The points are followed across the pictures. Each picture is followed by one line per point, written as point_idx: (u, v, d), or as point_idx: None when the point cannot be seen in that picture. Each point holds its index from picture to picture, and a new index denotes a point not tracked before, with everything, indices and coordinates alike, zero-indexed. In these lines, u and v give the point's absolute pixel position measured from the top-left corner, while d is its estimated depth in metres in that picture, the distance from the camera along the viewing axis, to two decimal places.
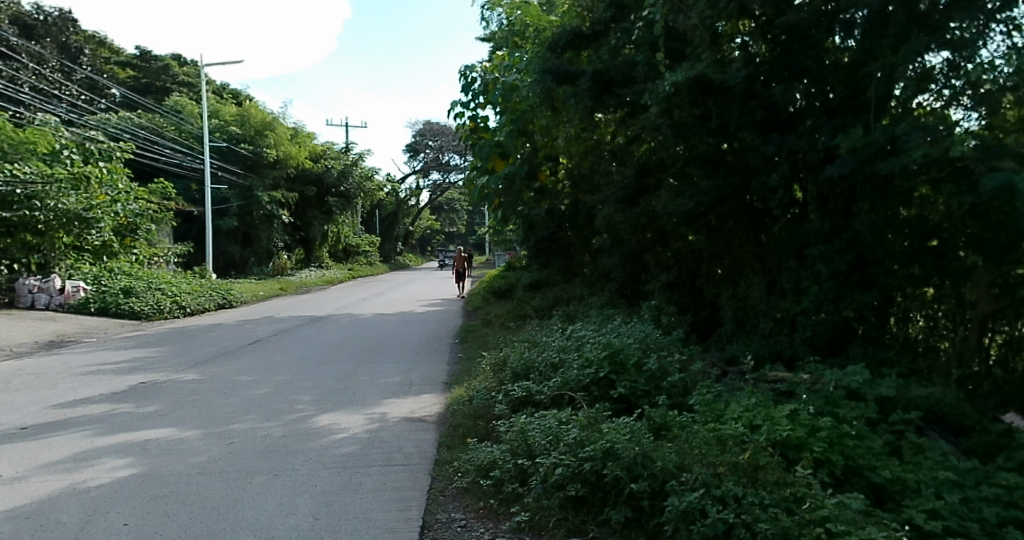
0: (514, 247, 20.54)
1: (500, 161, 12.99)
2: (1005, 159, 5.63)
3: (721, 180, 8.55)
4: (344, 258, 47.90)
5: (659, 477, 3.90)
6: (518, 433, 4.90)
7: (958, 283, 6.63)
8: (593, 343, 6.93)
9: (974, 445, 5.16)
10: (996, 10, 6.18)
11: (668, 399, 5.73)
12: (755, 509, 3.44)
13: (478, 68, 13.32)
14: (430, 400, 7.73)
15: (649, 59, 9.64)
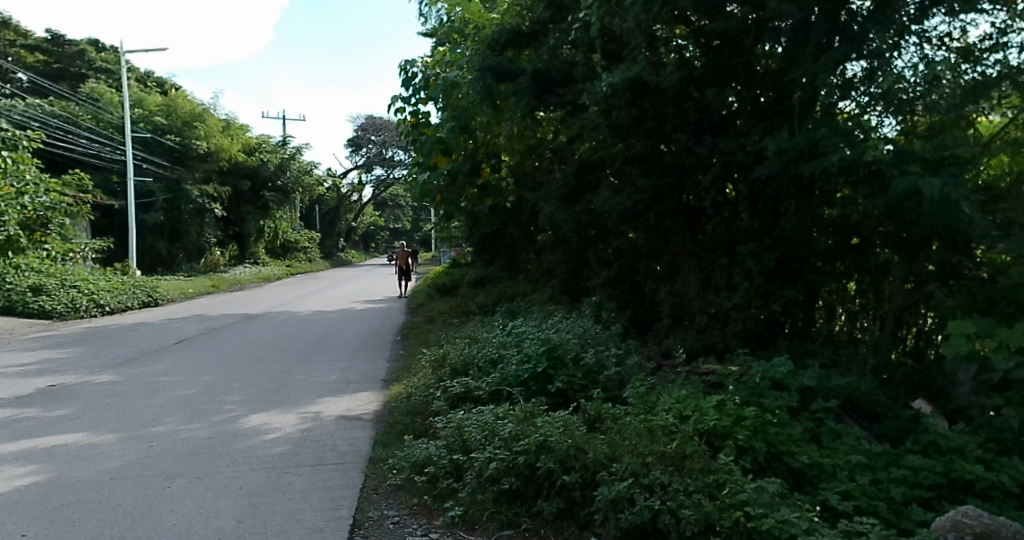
0: (460, 243, 20.54)
1: (443, 158, 12.91)
2: (914, 162, 5.95)
3: (657, 179, 8.69)
4: (282, 255, 46.96)
5: (591, 468, 4.02)
6: (454, 428, 4.99)
7: (878, 279, 7.04)
8: (532, 339, 7.06)
9: (885, 430, 5.45)
10: (910, 23, 6.51)
11: (604, 392, 5.89)
12: (680, 496, 3.59)
13: (419, 62, 13.33)
14: (368, 398, 7.73)
15: (587, 60, 9.86)
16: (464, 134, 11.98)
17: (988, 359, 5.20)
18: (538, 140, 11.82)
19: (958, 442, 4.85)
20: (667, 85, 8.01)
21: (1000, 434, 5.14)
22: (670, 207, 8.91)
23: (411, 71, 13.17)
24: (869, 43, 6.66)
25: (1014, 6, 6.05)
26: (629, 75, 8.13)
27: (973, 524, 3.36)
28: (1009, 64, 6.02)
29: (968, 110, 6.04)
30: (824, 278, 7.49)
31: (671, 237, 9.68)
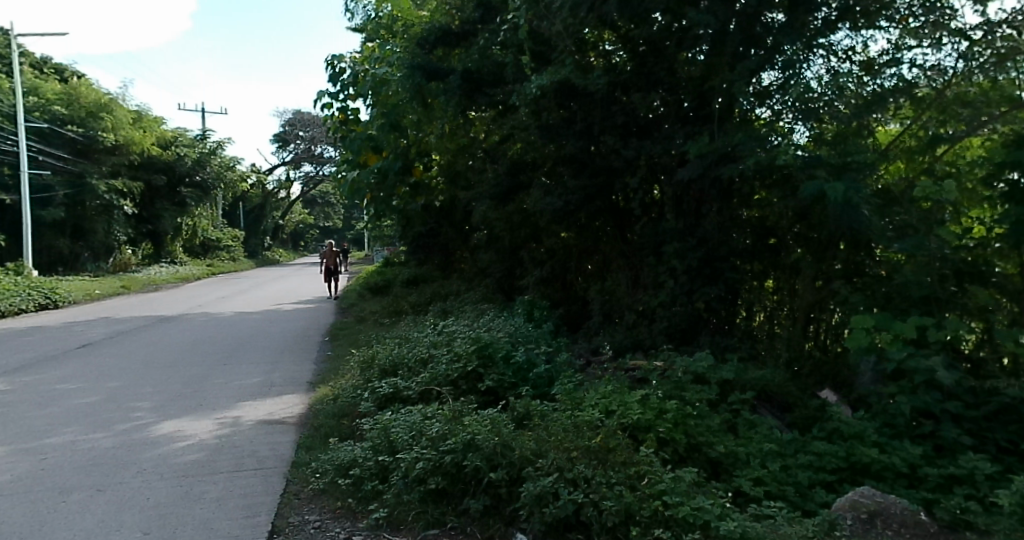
0: (393, 242, 20.38)
1: (371, 155, 12.94)
2: (820, 168, 6.32)
3: (587, 180, 8.86)
4: (202, 254, 45.50)
5: (517, 465, 4.13)
6: (381, 430, 5.02)
7: (791, 277, 7.42)
8: (463, 338, 7.14)
9: (796, 419, 5.74)
10: (816, 37, 6.98)
11: (533, 389, 6.03)
12: (602, 489, 3.73)
13: (347, 58, 13.22)
14: (293, 401, 7.67)
15: (516, 61, 9.95)
16: (394, 133, 11.96)
17: (884, 351, 5.60)
18: (471, 139, 11.92)
19: (857, 427, 5.15)
20: (594, 88, 8.22)
21: (894, 419, 5.45)
22: (599, 207, 9.13)
23: (338, 67, 13.10)
24: (783, 54, 7.03)
25: (907, 23, 6.62)
26: (557, 78, 8.30)
27: (868, 502, 3.79)
28: (904, 78, 6.55)
29: (870, 119, 6.50)
30: (743, 277, 7.83)
31: (601, 238, 9.93)
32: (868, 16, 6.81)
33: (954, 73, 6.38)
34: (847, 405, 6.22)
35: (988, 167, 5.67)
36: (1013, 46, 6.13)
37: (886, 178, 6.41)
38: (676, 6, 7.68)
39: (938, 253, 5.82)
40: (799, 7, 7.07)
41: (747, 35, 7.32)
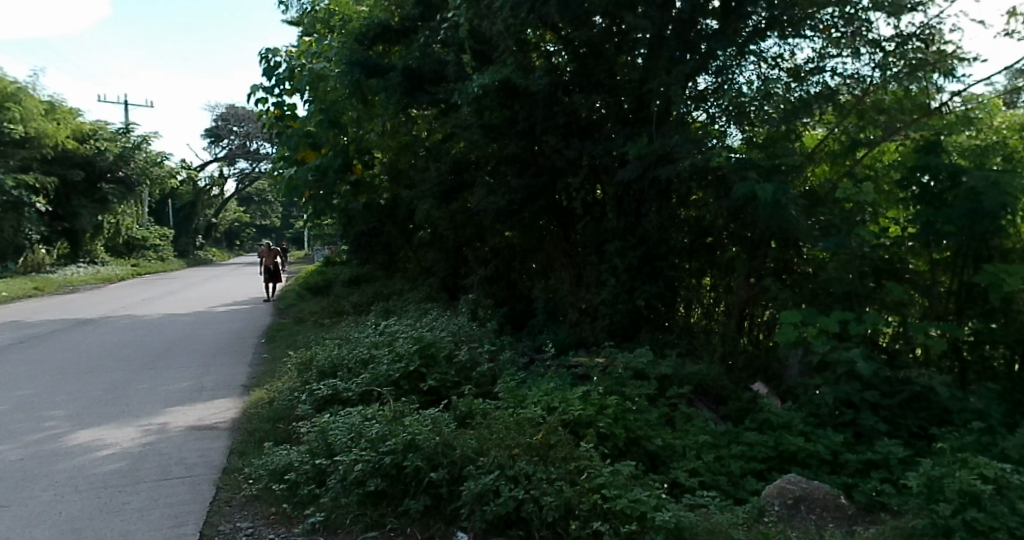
0: (332, 240, 20.14)
1: (309, 152, 12.85)
2: (752, 169, 6.60)
3: (530, 180, 8.96)
4: (126, 254, 43.83)
5: (458, 463, 4.20)
6: (319, 433, 5.00)
7: (726, 274, 7.68)
8: (405, 338, 7.16)
9: (730, 410, 5.94)
10: (747, 44, 7.33)
11: (476, 388, 6.10)
12: (542, 485, 3.80)
13: (283, 52, 13.05)
14: (226, 405, 7.55)
15: (457, 60, 9.87)
16: (331, 130, 12.08)
17: (810, 344, 5.96)
18: (412, 137, 11.89)
19: (786, 417, 5.37)
20: (536, 88, 8.26)
21: (818, 409, 5.67)
22: (542, 207, 9.24)
23: (274, 61, 12.94)
24: (716, 60, 7.35)
25: (829, 34, 7.08)
26: (498, 77, 8.35)
27: (794, 489, 4.11)
28: (828, 85, 6.97)
29: (797, 124, 6.89)
30: (681, 274, 8.04)
31: (544, 237, 10.05)
32: (794, 25, 7.16)
33: (871, 83, 6.87)
34: (777, 396, 6.41)
35: (903, 170, 6.18)
36: (923, 59, 6.69)
37: (813, 181, 6.79)
38: (614, 10, 7.85)
39: (858, 251, 6.26)
40: (731, 15, 7.39)
41: (681, 41, 7.54)
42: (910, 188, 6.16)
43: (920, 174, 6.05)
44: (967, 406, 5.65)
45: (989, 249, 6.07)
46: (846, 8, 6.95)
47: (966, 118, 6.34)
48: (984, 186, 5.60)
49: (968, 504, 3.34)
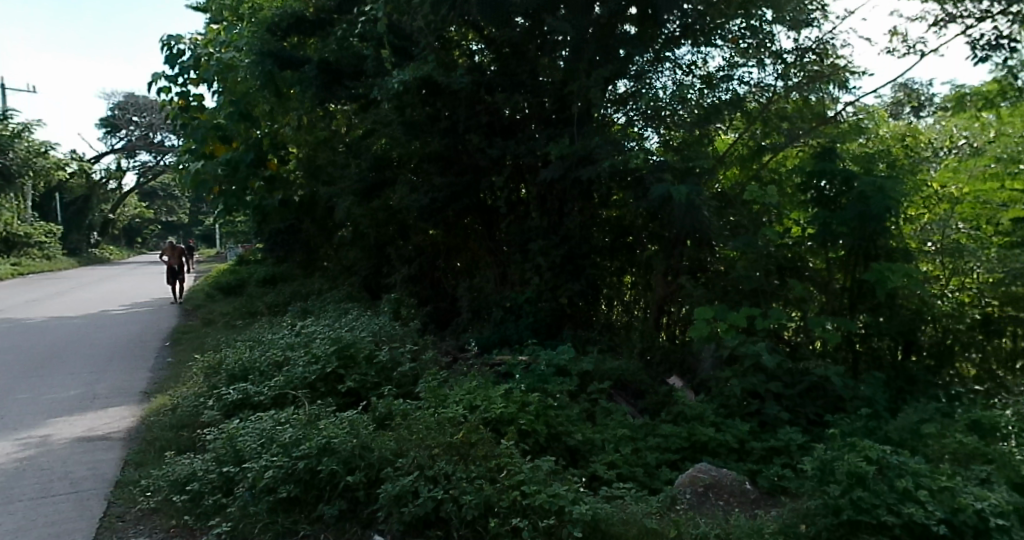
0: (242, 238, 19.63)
1: (220, 146, 12.84)
2: (666, 172, 6.98)
3: (453, 178, 8.98)
4: (9, 252, 41.13)
5: (376, 466, 4.21)
6: (226, 440, 4.85)
7: (645, 272, 7.93)
8: (321, 339, 7.08)
9: (648, 403, 6.16)
10: (662, 51, 7.62)
11: (397, 389, 6.10)
12: (461, 483, 3.87)
13: (187, 39, 12.67)
14: (120, 414, 7.21)
15: (377, 53, 9.75)
16: (244, 122, 12.16)
17: (722, 338, 6.28)
18: (331, 133, 11.72)
19: (699, 409, 5.59)
20: (458, 86, 8.29)
21: (727, 400, 5.94)
22: (465, 206, 9.28)
23: (177, 48, 12.60)
24: (635, 63, 7.62)
25: (737, 44, 7.39)
26: (420, 74, 8.35)
27: (705, 477, 4.37)
28: (737, 93, 7.31)
29: (711, 129, 7.28)
30: (602, 272, 8.25)
31: (469, 236, 10.11)
32: (706, 33, 7.48)
33: (776, 92, 7.30)
34: (691, 389, 6.64)
35: (803, 174, 6.62)
36: (819, 71, 7.20)
37: (724, 184, 7.25)
38: (535, 12, 7.95)
39: (764, 250, 6.66)
40: (647, 22, 7.73)
41: (600, 45, 7.84)
42: (807, 191, 6.63)
43: (817, 179, 6.51)
44: (857, 393, 6.00)
45: (879, 247, 6.48)
46: (752, 20, 7.33)
47: (858, 128, 6.92)
48: (872, 190, 6.12)
49: (854, 484, 3.54)
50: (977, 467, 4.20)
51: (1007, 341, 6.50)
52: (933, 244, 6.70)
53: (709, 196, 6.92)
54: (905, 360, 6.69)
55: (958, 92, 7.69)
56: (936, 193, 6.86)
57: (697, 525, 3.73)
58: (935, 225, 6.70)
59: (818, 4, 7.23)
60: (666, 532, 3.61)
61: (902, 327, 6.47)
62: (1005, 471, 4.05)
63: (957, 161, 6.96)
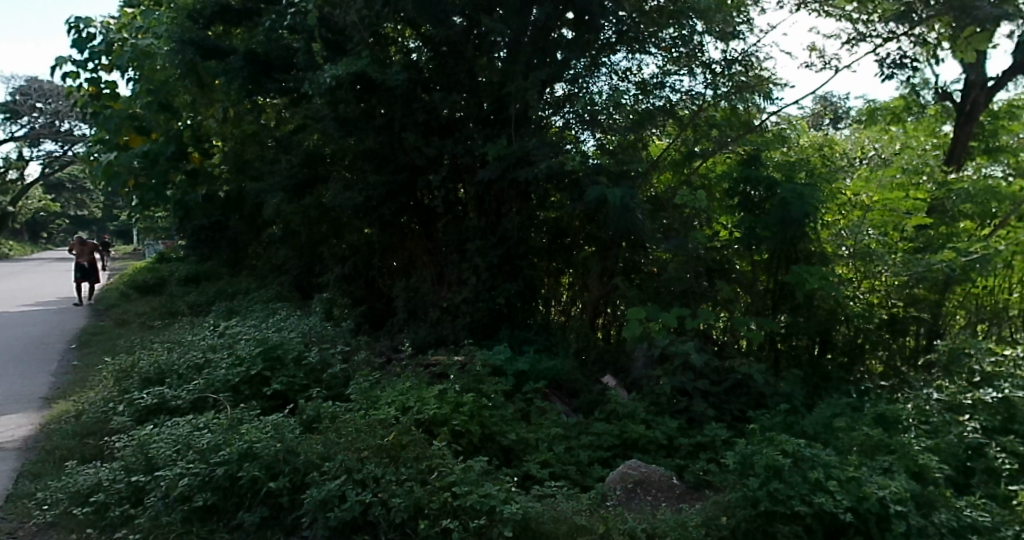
0: (159, 233, 18.98)
1: (136, 137, 12.68)
2: (602, 176, 7.13)
3: (390, 176, 8.81)
4: None
5: (301, 471, 4.15)
6: (137, 447, 4.71)
7: (582, 273, 8.11)
8: (245, 341, 6.94)
9: (582, 402, 6.25)
10: (599, 57, 7.82)
11: (326, 391, 6.02)
12: (391, 487, 3.84)
13: (98, 23, 12.35)
14: (20, 422, 6.80)
15: (307, 47, 9.62)
16: (163, 113, 12.20)
17: (654, 338, 6.43)
18: (259, 127, 11.35)
19: (631, 407, 5.71)
20: (393, 84, 8.18)
21: (658, 398, 6.09)
22: (402, 205, 9.19)
23: (88, 32, 12.27)
24: (571, 68, 7.74)
25: (669, 52, 7.71)
26: (353, 69, 8.24)
27: (635, 474, 4.50)
28: (670, 100, 7.62)
29: (646, 134, 7.51)
30: (539, 273, 8.37)
31: (405, 236, 9.85)
32: (639, 41, 7.75)
33: (706, 99, 7.60)
34: (623, 388, 6.75)
35: (729, 181, 7.00)
36: (746, 80, 7.55)
37: (658, 188, 7.40)
38: (472, 12, 7.96)
39: (694, 253, 6.85)
40: (584, 27, 7.80)
41: (537, 46, 7.91)
42: (735, 197, 6.97)
43: (743, 184, 6.86)
44: (777, 390, 6.26)
45: (797, 252, 6.79)
46: (683, 30, 7.63)
47: (781, 137, 7.28)
48: (792, 197, 6.41)
49: (772, 476, 3.74)
50: (881, 457, 4.41)
51: (910, 339, 6.93)
52: (846, 249, 6.92)
53: (644, 200, 7.13)
54: (822, 357, 7.01)
55: (869, 108, 9.48)
56: (848, 201, 7.11)
57: (625, 521, 3.84)
58: (849, 231, 6.94)
59: (743, 18, 7.63)
60: (595, 529, 3.67)
61: (820, 327, 6.83)
62: (904, 460, 4.28)
63: (868, 172, 7.26)
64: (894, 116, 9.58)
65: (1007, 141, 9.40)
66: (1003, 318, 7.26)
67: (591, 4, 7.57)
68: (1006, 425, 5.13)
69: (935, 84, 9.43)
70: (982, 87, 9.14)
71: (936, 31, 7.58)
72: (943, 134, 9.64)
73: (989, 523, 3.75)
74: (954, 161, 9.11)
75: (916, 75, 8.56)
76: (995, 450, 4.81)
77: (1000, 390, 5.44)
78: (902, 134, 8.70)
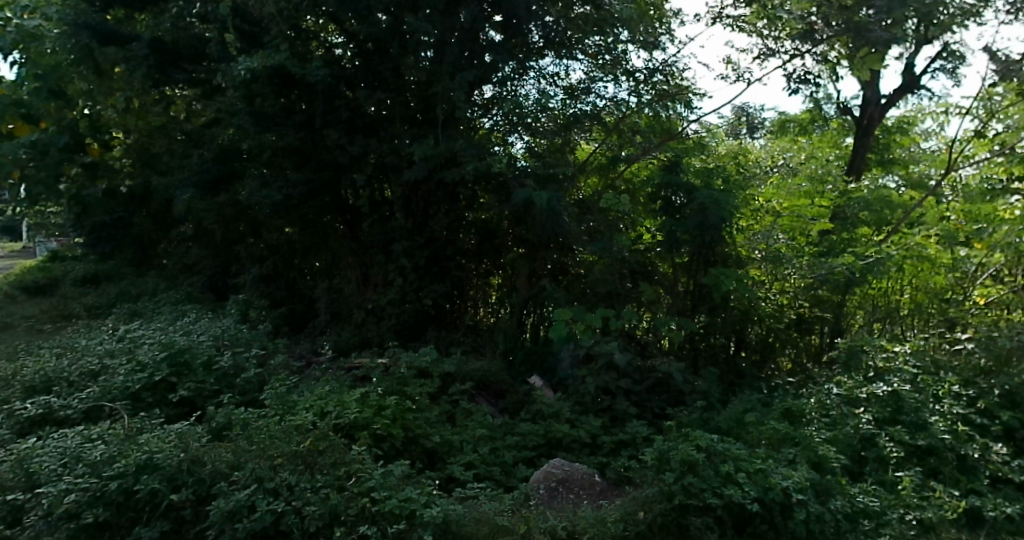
0: (52, 234, 17.85)
1: (23, 126, 11.46)
2: (529, 178, 7.25)
3: (311, 174, 8.55)
4: None
5: (206, 482, 4.00)
6: (16, 462, 4.39)
7: (512, 273, 8.25)
8: (147, 345, 6.64)
9: (508, 403, 6.29)
10: (525, 60, 7.94)
11: (239, 396, 5.86)
12: (305, 495, 3.75)
13: None
14: None
15: (220, 37, 9.37)
16: (54, 101, 11.36)
17: (580, 339, 6.57)
18: (168, 119, 11.28)
19: (556, 407, 5.78)
20: (314, 79, 7.96)
21: (583, 398, 6.19)
22: (325, 203, 8.99)
23: None
24: (499, 71, 7.84)
25: (595, 59, 7.83)
26: (271, 62, 8.02)
27: (558, 472, 4.56)
28: (597, 106, 7.71)
29: (574, 139, 7.66)
30: (467, 273, 8.40)
31: (329, 235, 9.62)
32: (566, 47, 7.84)
33: (630, 107, 7.71)
34: (550, 388, 6.79)
35: (651, 186, 7.10)
36: (667, 89, 7.78)
37: (586, 191, 7.53)
38: (396, 10, 7.87)
39: (619, 255, 7.00)
40: (511, 31, 7.80)
41: (465, 47, 7.89)
42: (657, 201, 7.09)
43: (664, 190, 6.97)
44: (694, 387, 6.48)
45: (716, 254, 7.06)
46: (608, 38, 7.75)
47: (700, 144, 7.46)
48: (710, 203, 6.59)
49: (686, 470, 3.89)
50: (785, 449, 4.67)
51: (815, 336, 7.36)
52: (759, 252, 7.12)
53: (571, 202, 7.34)
54: (737, 356, 7.32)
55: (782, 119, 10.13)
56: (761, 207, 7.34)
57: (546, 519, 3.85)
58: (761, 235, 7.15)
59: (665, 29, 7.90)
60: (515, 529, 3.70)
61: (734, 326, 7.16)
62: (805, 452, 4.56)
63: (778, 182, 7.68)
64: (802, 129, 10.33)
65: (898, 154, 10.05)
66: (895, 319, 7.37)
67: (518, 8, 7.55)
68: (895, 416, 5.36)
69: (836, 99, 9.57)
70: (876, 104, 9.39)
71: (835, 50, 7.99)
72: (845, 146, 10.07)
73: (877, 508, 4.11)
74: (854, 172, 9.54)
75: (819, 90, 8.91)
76: (884, 440, 5.11)
77: (891, 384, 5.64)
78: (810, 145, 9.31)
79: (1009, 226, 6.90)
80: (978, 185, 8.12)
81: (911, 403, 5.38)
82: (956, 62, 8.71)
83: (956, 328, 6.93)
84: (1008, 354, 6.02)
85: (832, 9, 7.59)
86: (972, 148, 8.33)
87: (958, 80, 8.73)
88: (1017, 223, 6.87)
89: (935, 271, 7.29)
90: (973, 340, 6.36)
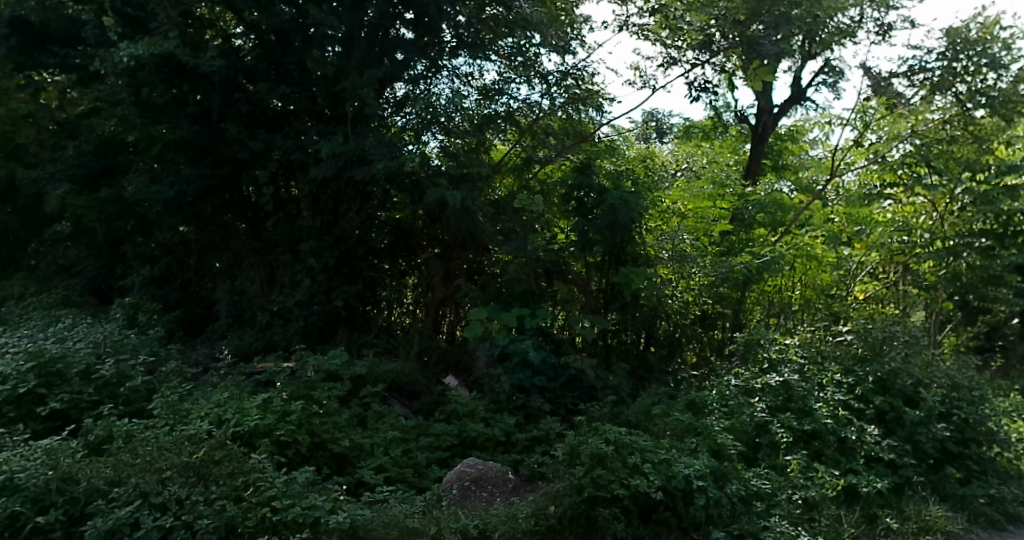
0: None
1: None
2: (441, 176, 7.25)
3: (209, 171, 8.26)
4: None
5: (81, 500, 3.77)
6: None
7: (426, 274, 8.17)
8: (15, 352, 6.16)
9: (422, 403, 6.26)
10: (438, 59, 7.78)
11: (124, 407, 5.58)
12: (197, 508, 3.59)
13: None
14: None
15: (97, 19, 8.80)
16: None
17: (494, 337, 6.60)
18: (37, 106, 10.32)
19: (471, 406, 5.74)
20: (209, 70, 7.64)
21: (497, 396, 6.20)
22: (224, 200, 8.64)
23: None
24: (410, 70, 7.68)
25: (507, 61, 7.75)
26: (159, 51, 7.63)
27: (472, 471, 4.55)
28: (510, 106, 7.64)
29: (488, 139, 7.57)
30: (380, 274, 8.16)
31: (230, 235, 9.25)
32: (480, 47, 7.76)
33: (543, 108, 7.66)
34: (466, 388, 6.78)
35: (565, 185, 7.30)
36: (579, 93, 7.83)
37: (501, 192, 7.61)
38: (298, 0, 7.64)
39: (533, 255, 7.02)
40: (422, 29, 7.75)
41: (375, 43, 7.75)
42: (571, 202, 7.33)
43: (577, 191, 7.23)
44: (606, 383, 6.59)
45: (626, 254, 7.19)
46: (520, 41, 7.76)
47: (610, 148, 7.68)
48: (619, 204, 6.80)
49: (595, 464, 3.91)
50: (688, 439, 4.81)
51: (718, 331, 7.61)
52: (666, 252, 7.29)
53: (485, 202, 7.34)
54: (647, 350, 7.46)
55: (686, 125, 10.18)
56: (668, 208, 7.61)
57: (457, 518, 3.88)
58: (668, 236, 7.31)
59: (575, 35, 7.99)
60: (426, 530, 3.72)
61: (644, 322, 7.30)
62: (706, 440, 4.72)
63: (683, 183, 7.84)
64: (705, 134, 10.36)
65: (790, 160, 10.17)
66: (787, 313, 7.79)
67: (429, 6, 7.53)
68: (785, 404, 5.58)
69: (733, 106, 9.88)
70: (769, 114, 9.79)
71: (732, 61, 8.16)
72: (743, 152, 10.42)
73: (768, 490, 4.31)
74: (751, 176, 9.89)
75: (718, 98, 9.19)
76: (777, 426, 5.34)
77: (783, 373, 5.88)
78: (713, 150, 9.53)
79: (884, 227, 8.67)
80: (858, 191, 8.98)
81: (800, 391, 5.62)
82: (836, 76, 9.16)
83: (840, 320, 7.31)
84: (879, 343, 6.31)
85: (726, 24, 7.92)
86: (851, 156, 8.85)
87: (839, 94, 9.22)
88: (889, 226, 8.66)
89: (822, 269, 7.96)
90: (852, 332, 6.62)
